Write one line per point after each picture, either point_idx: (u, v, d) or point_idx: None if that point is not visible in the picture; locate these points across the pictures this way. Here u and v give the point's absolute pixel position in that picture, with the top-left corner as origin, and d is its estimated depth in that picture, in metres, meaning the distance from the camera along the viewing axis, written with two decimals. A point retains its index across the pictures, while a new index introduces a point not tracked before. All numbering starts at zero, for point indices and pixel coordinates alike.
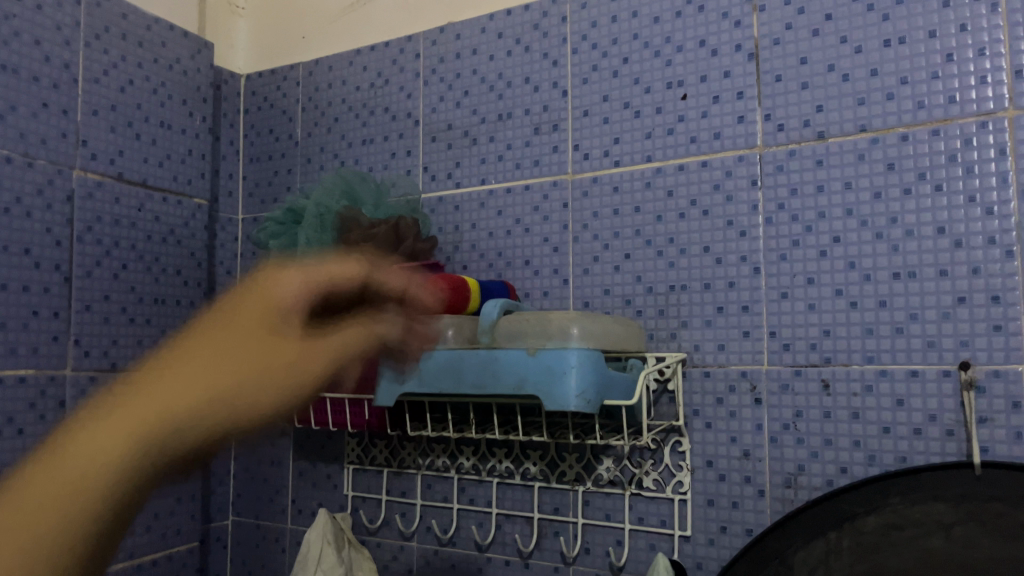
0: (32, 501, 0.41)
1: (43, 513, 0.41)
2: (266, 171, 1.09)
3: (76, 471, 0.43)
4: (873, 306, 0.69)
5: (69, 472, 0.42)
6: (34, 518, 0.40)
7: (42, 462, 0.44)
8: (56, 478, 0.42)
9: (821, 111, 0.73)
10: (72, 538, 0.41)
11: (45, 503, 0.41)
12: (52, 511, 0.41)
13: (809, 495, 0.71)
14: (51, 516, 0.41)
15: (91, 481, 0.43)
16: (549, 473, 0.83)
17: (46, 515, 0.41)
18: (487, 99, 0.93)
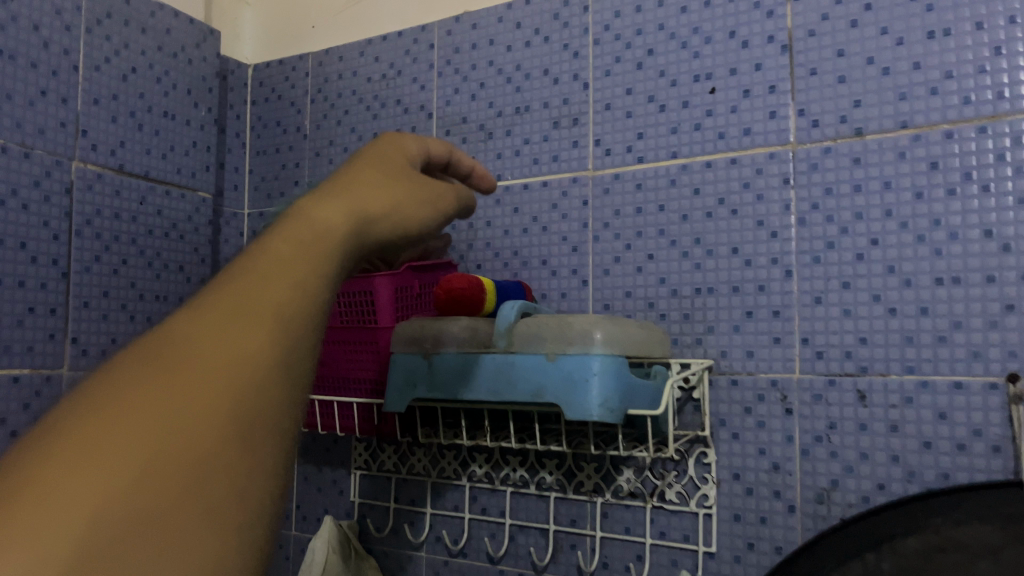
0: (206, 331, 0.30)
1: (239, 339, 0.30)
2: (273, 164, 1.05)
3: (319, 219, 0.35)
4: (914, 313, 0.65)
5: (381, 201, 0.40)
6: (253, 319, 0.31)
7: (215, 292, 0.32)
8: (254, 298, 0.31)
9: (860, 105, 0.69)
10: (334, 241, 0.35)
11: (258, 299, 0.32)
12: (234, 325, 0.30)
13: (843, 512, 0.67)
14: (263, 299, 0.32)
15: (331, 241, 0.35)
16: (566, 484, 0.80)
17: (269, 291, 0.32)
18: (504, 91, 0.89)
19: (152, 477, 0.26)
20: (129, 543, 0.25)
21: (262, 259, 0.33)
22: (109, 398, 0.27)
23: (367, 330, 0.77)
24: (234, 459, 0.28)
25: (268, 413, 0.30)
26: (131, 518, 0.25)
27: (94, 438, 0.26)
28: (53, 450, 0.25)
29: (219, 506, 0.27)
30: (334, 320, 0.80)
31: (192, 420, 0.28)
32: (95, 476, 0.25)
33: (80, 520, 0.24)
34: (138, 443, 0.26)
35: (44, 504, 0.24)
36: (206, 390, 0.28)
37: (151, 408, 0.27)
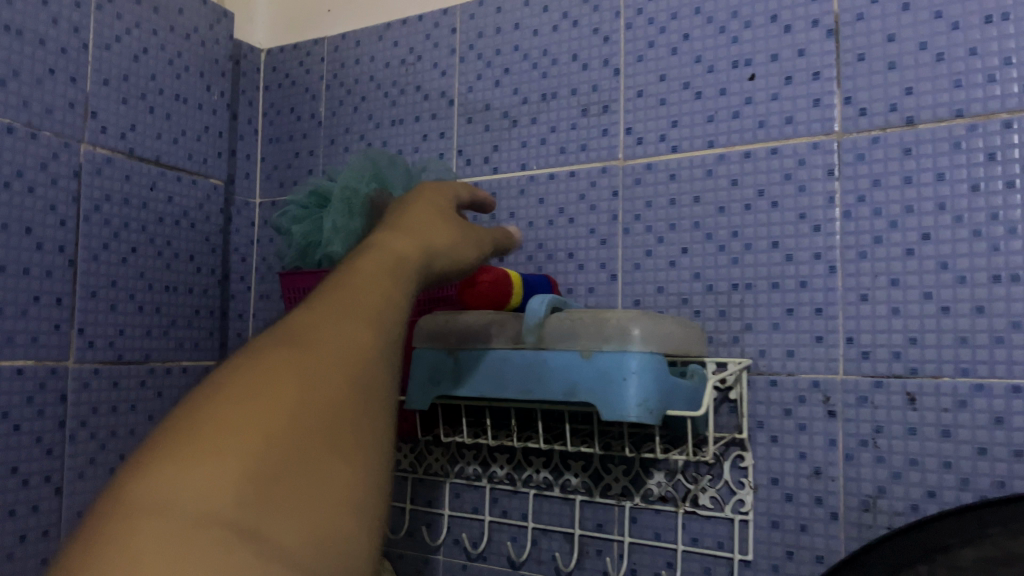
0: (343, 302, 0.31)
1: (374, 312, 0.31)
2: (286, 152, 1.02)
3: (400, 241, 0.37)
4: (969, 313, 0.62)
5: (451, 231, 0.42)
6: (379, 297, 0.32)
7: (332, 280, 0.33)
8: (373, 281, 0.33)
9: (911, 93, 0.66)
10: (416, 256, 0.37)
11: (379, 282, 0.33)
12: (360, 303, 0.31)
13: (890, 521, 0.64)
14: (382, 283, 0.33)
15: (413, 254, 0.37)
16: (592, 487, 0.76)
17: (385, 279, 0.33)
18: (529, 77, 0.85)
19: (318, 418, 0.26)
20: (302, 477, 0.25)
21: (374, 257, 0.34)
22: (265, 352, 0.28)
23: None
24: (383, 411, 0.28)
25: (401, 380, 0.30)
26: (302, 457, 0.25)
27: (262, 380, 0.26)
28: (227, 390, 0.26)
29: (376, 456, 0.27)
30: None
31: (345, 371, 0.28)
32: (267, 411, 0.25)
33: (259, 447, 0.25)
34: (302, 387, 0.27)
35: (224, 433, 0.24)
36: (351, 348, 0.29)
37: (309, 360, 0.28)
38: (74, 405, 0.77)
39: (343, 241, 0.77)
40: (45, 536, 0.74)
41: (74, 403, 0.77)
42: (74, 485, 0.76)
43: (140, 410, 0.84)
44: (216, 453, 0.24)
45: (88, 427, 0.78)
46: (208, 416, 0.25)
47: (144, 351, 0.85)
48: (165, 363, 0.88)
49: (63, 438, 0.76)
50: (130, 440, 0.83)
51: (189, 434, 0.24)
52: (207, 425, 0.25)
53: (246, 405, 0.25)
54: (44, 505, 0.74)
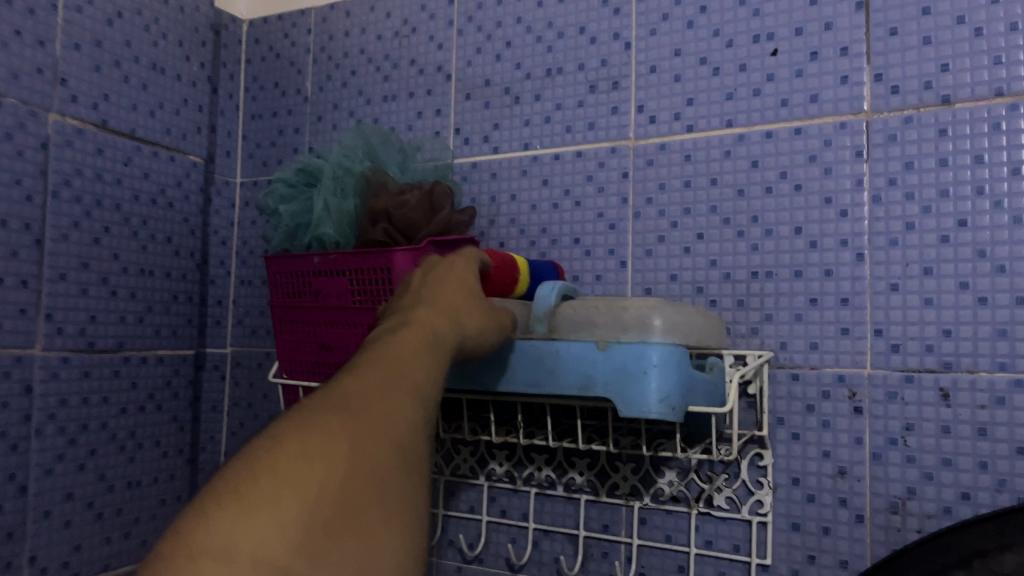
0: (370, 389, 0.41)
1: (394, 399, 0.41)
2: (269, 130, 0.96)
3: (429, 322, 0.49)
4: (1009, 304, 0.58)
5: (475, 302, 0.55)
6: (399, 386, 0.42)
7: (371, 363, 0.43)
8: (393, 372, 0.43)
9: (947, 71, 0.62)
10: (431, 346, 0.47)
11: (400, 371, 0.43)
12: (389, 392, 0.41)
13: (921, 524, 0.60)
14: (405, 372, 0.43)
15: (443, 331, 0.50)
16: (598, 486, 0.72)
17: (403, 371, 0.43)
18: (533, 51, 0.80)
19: (348, 484, 0.36)
20: (333, 530, 0.35)
21: (393, 350, 0.45)
22: (311, 424, 0.37)
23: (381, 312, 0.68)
24: (393, 482, 0.39)
25: (408, 455, 0.40)
26: (332, 513, 0.35)
27: (308, 448, 0.36)
28: (283, 452, 0.35)
29: (384, 516, 0.37)
30: (343, 300, 0.71)
31: (369, 447, 0.38)
32: (312, 474, 0.35)
33: (304, 506, 0.34)
34: (338, 458, 0.36)
35: (282, 489, 0.34)
36: (375, 429, 0.39)
37: (344, 435, 0.37)
38: (41, 396, 0.71)
39: (336, 222, 0.71)
40: (8, 538, 0.68)
41: (41, 394, 0.71)
42: (41, 484, 0.71)
43: (113, 402, 0.78)
44: (272, 506, 0.33)
45: (56, 421, 0.72)
46: (268, 470, 0.34)
47: (118, 339, 0.79)
48: (139, 352, 0.82)
49: (28, 433, 0.70)
50: (102, 435, 0.77)
51: (253, 487, 0.34)
52: (267, 480, 0.34)
53: (299, 468, 0.35)
54: (8, 505, 0.68)
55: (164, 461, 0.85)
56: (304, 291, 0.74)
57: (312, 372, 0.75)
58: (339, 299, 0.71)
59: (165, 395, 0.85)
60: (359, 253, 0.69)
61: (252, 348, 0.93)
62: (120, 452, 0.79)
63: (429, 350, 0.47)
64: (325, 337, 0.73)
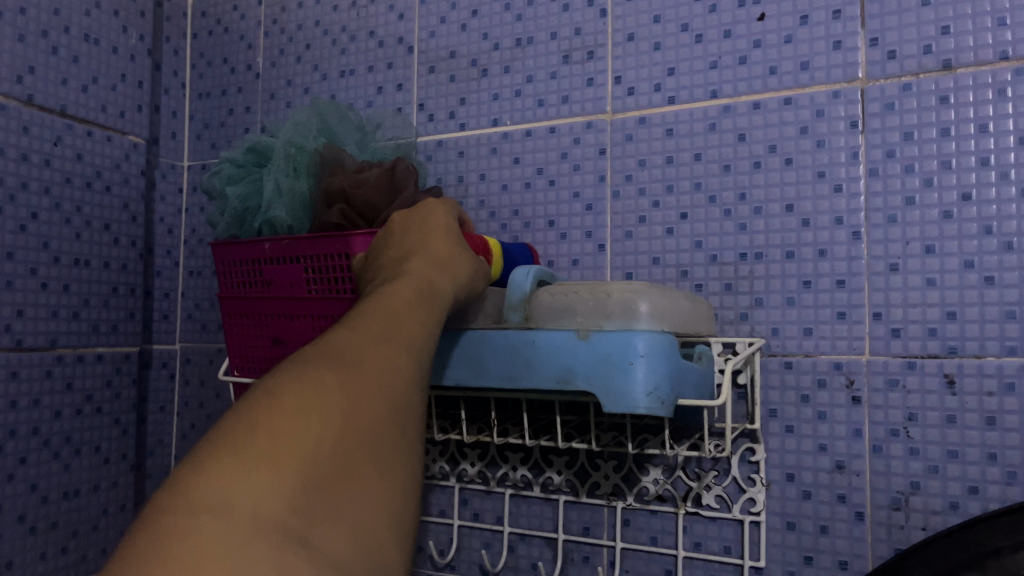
0: (367, 341, 0.37)
1: (391, 347, 0.38)
2: (218, 109, 0.89)
3: (421, 276, 0.46)
4: (1018, 283, 0.54)
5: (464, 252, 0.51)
6: (395, 335, 0.39)
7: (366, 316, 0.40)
8: (387, 322, 0.40)
9: (948, 33, 0.57)
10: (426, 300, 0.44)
11: (395, 322, 0.40)
12: (385, 344, 0.38)
13: (925, 521, 0.56)
14: (398, 321, 0.40)
15: (438, 284, 0.46)
16: (578, 485, 0.67)
17: (399, 324, 0.40)
18: (501, 20, 0.75)
19: (350, 432, 0.33)
20: (337, 483, 0.31)
21: (384, 301, 0.42)
22: (302, 375, 0.34)
23: (339, 301, 0.62)
24: (397, 432, 0.35)
25: (412, 405, 0.37)
26: (336, 464, 0.31)
27: (303, 399, 0.32)
28: (276, 404, 0.32)
29: (390, 466, 0.34)
30: (297, 289, 0.65)
31: (369, 396, 0.35)
32: (310, 425, 0.32)
33: (304, 457, 0.30)
34: (339, 407, 0.33)
35: (278, 440, 0.30)
36: (374, 377, 0.36)
37: (340, 384, 0.34)
38: None
39: (288, 204, 0.66)
40: None
41: None
42: None
43: (46, 405, 0.72)
44: (271, 460, 0.30)
45: None
46: (259, 423, 0.31)
47: (49, 336, 0.73)
48: (75, 349, 0.75)
49: None
50: (33, 441, 0.71)
51: (246, 440, 0.30)
52: (261, 432, 0.30)
53: (295, 418, 0.31)
54: None
55: (105, 468, 0.79)
56: (255, 280, 0.68)
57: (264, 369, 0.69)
58: (292, 288, 0.65)
59: (105, 396, 0.79)
60: (313, 237, 0.63)
61: (203, 344, 0.86)
62: (55, 459, 0.73)
63: (423, 303, 0.43)
64: (278, 329, 0.67)
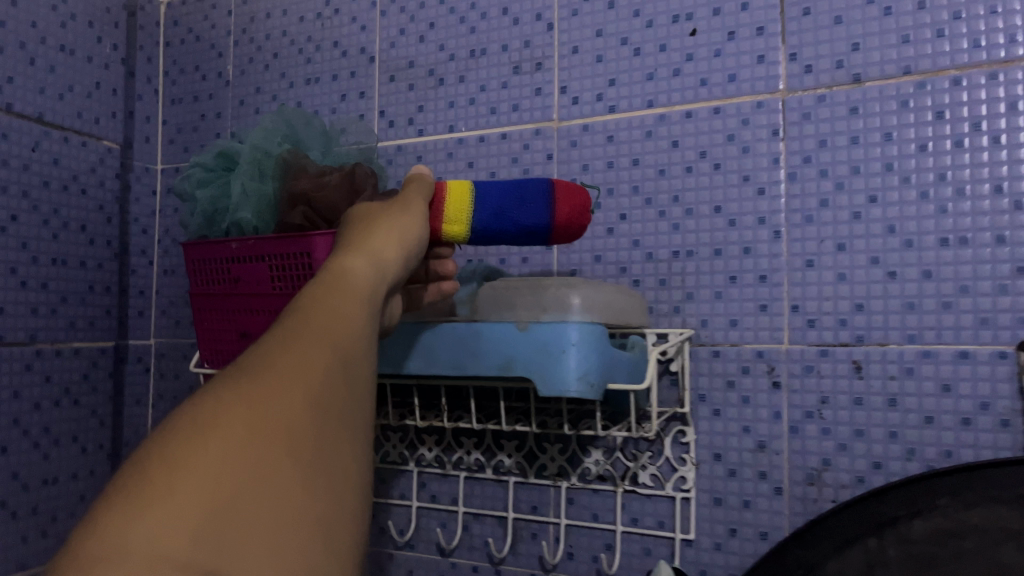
0: (282, 346, 0.37)
1: (311, 344, 0.37)
2: (190, 114, 0.93)
3: (343, 271, 0.45)
4: (917, 278, 0.60)
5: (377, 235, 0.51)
6: (315, 334, 0.38)
7: (287, 321, 0.39)
8: (308, 322, 0.39)
9: (858, 49, 0.63)
10: (354, 296, 0.43)
11: (319, 319, 0.39)
12: (303, 343, 0.37)
13: (836, 494, 0.61)
14: (320, 318, 0.39)
15: (360, 276, 0.45)
16: (527, 467, 0.72)
17: (322, 322, 0.39)
18: (456, 32, 0.79)
19: (259, 444, 0.32)
20: (246, 499, 0.30)
21: (307, 299, 0.41)
22: (208, 397, 0.33)
23: None
24: (317, 432, 0.34)
25: (336, 403, 0.36)
26: (244, 481, 0.31)
27: (204, 424, 0.32)
28: (175, 436, 0.31)
29: (310, 469, 0.33)
30: (263, 286, 0.69)
31: (282, 401, 0.34)
32: (211, 450, 0.31)
33: (203, 483, 0.30)
34: (245, 420, 0.32)
35: (174, 474, 0.30)
36: (288, 380, 0.35)
37: (250, 397, 0.33)
38: None
39: (254, 207, 0.70)
40: None
41: None
42: None
43: (25, 397, 0.76)
44: (167, 493, 0.29)
45: None
46: (157, 460, 0.31)
47: (29, 331, 0.77)
48: (53, 344, 0.80)
49: None
50: (14, 431, 0.75)
51: (141, 482, 0.30)
52: (157, 468, 0.30)
53: (195, 448, 0.31)
54: None
55: (82, 457, 0.83)
56: (223, 278, 0.73)
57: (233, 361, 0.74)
58: (258, 285, 0.70)
59: (82, 388, 0.83)
60: (277, 238, 0.68)
61: (177, 339, 0.90)
62: (34, 448, 0.77)
63: (349, 297, 0.43)
64: (245, 324, 0.71)
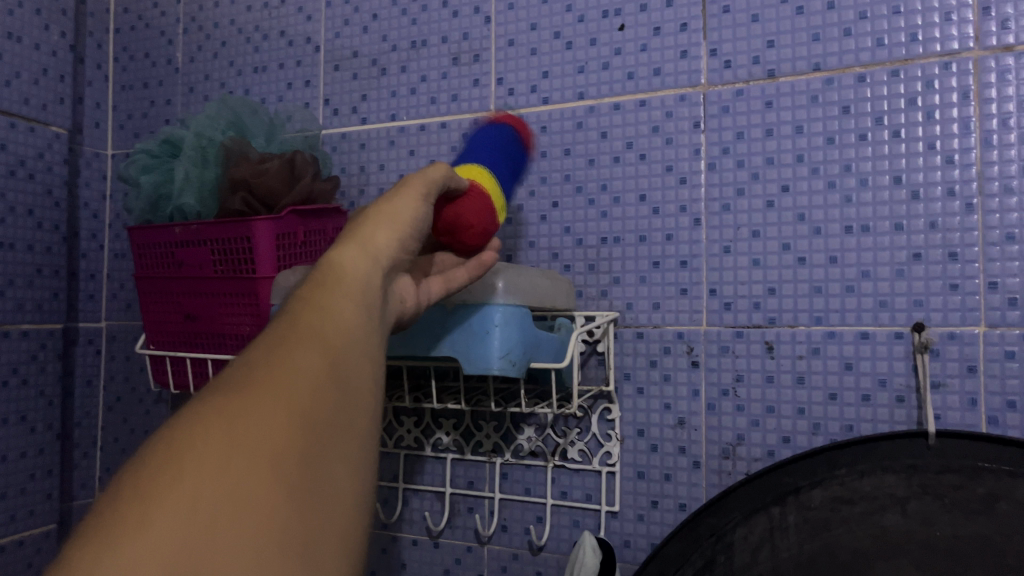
0: (271, 351, 0.34)
1: (303, 348, 0.34)
2: (140, 101, 0.95)
3: (338, 258, 0.41)
4: (823, 263, 0.63)
5: (373, 212, 0.46)
6: (308, 335, 0.35)
7: (277, 323, 0.36)
8: (299, 322, 0.36)
9: (773, 46, 0.66)
10: (349, 288, 0.39)
11: (314, 320, 0.36)
12: (294, 346, 0.34)
13: (748, 467, 0.65)
14: (314, 317, 0.36)
15: (361, 263, 0.42)
16: (463, 444, 0.75)
17: (314, 322, 0.36)
18: (398, 24, 0.82)
19: (244, 462, 0.29)
20: (230, 526, 0.28)
21: (299, 298, 0.38)
22: (189, 415, 0.31)
23: (242, 280, 0.70)
24: (311, 445, 0.31)
25: (333, 411, 0.33)
26: (228, 505, 0.28)
27: (185, 444, 0.29)
28: (152, 458, 0.29)
29: (306, 485, 0.30)
30: (206, 270, 0.72)
31: (270, 413, 0.31)
32: (191, 474, 0.28)
33: (181, 509, 0.27)
34: (230, 437, 0.30)
35: (151, 499, 0.28)
36: (277, 388, 0.32)
37: (234, 411, 0.31)
38: None
39: (196, 192, 0.72)
40: None
41: None
42: None
43: None
44: (144, 523, 0.27)
45: None
46: (134, 486, 0.28)
47: None
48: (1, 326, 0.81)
49: None
50: None
51: (115, 513, 0.27)
52: (131, 499, 0.28)
53: (175, 470, 0.28)
54: None
55: (31, 436, 0.85)
56: (168, 262, 0.75)
57: (179, 342, 0.77)
58: (202, 269, 0.72)
59: (31, 369, 0.85)
60: (218, 223, 0.70)
61: (127, 323, 0.92)
62: None
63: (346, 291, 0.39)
64: (190, 307, 0.74)
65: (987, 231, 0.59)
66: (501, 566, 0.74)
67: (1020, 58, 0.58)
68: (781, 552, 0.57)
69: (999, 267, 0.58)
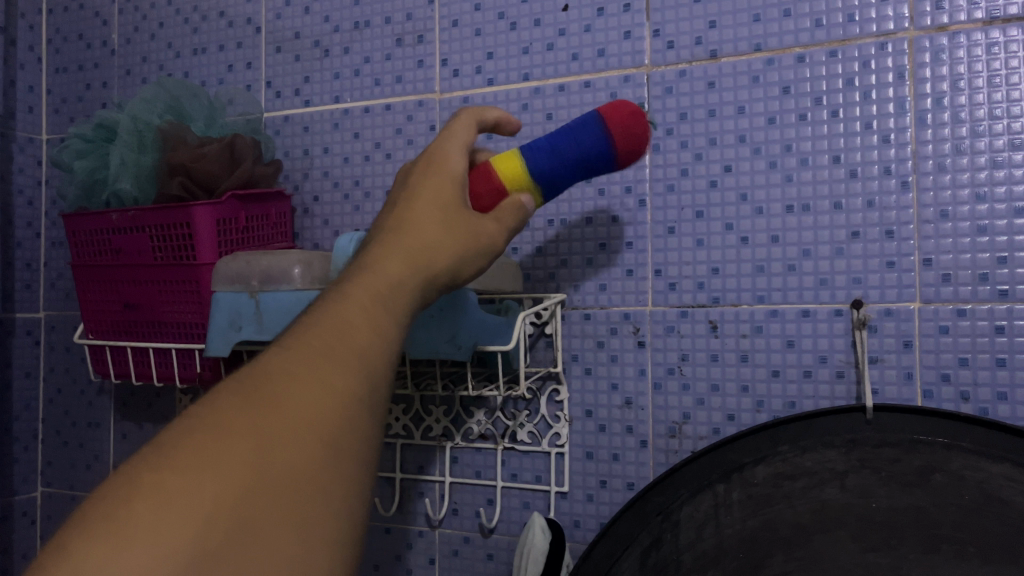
0: (304, 364, 0.33)
1: (333, 369, 0.34)
2: (75, 84, 0.92)
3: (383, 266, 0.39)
4: (765, 242, 0.64)
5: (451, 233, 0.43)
6: (341, 352, 0.34)
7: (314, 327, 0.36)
8: (332, 335, 0.35)
9: (714, 27, 0.66)
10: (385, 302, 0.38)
11: (343, 331, 0.35)
12: (327, 364, 0.34)
13: (694, 445, 0.66)
14: (350, 330, 0.35)
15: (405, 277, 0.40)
16: (413, 429, 0.75)
17: (348, 339, 0.35)
18: (340, 5, 0.80)
19: (258, 491, 0.29)
20: (233, 552, 0.28)
21: (337, 305, 0.37)
22: (210, 420, 0.31)
23: (181, 267, 0.68)
24: (328, 476, 0.31)
25: (351, 432, 0.33)
26: (239, 530, 0.28)
27: (206, 449, 0.30)
28: (171, 459, 0.29)
29: (317, 514, 0.30)
30: (145, 257, 0.71)
31: (291, 441, 0.31)
32: (206, 483, 0.29)
33: (192, 526, 0.28)
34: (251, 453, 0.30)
35: (163, 507, 0.28)
36: (303, 409, 0.32)
37: (258, 425, 0.31)
38: None
39: (135, 177, 0.70)
40: None
41: None
42: None
43: None
44: (148, 528, 0.27)
45: None
46: (146, 480, 0.29)
47: None
48: None
49: None
50: None
51: (123, 506, 0.28)
52: (143, 495, 0.28)
53: (191, 475, 0.29)
54: None
55: None
56: (106, 249, 0.74)
57: (117, 332, 0.75)
58: (141, 256, 0.71)
59: None
60: (156, 209, 0.69)
61: (66, 312, 0.90)
62: None
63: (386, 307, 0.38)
64: (129, 294, 0.72)
65: (922, 209, 0.60)
66: (452, 550, 0.74)
67: (954, 38, 0.59)
68: (725, 529, 0.57)
69: (934, 244, 0.59)
